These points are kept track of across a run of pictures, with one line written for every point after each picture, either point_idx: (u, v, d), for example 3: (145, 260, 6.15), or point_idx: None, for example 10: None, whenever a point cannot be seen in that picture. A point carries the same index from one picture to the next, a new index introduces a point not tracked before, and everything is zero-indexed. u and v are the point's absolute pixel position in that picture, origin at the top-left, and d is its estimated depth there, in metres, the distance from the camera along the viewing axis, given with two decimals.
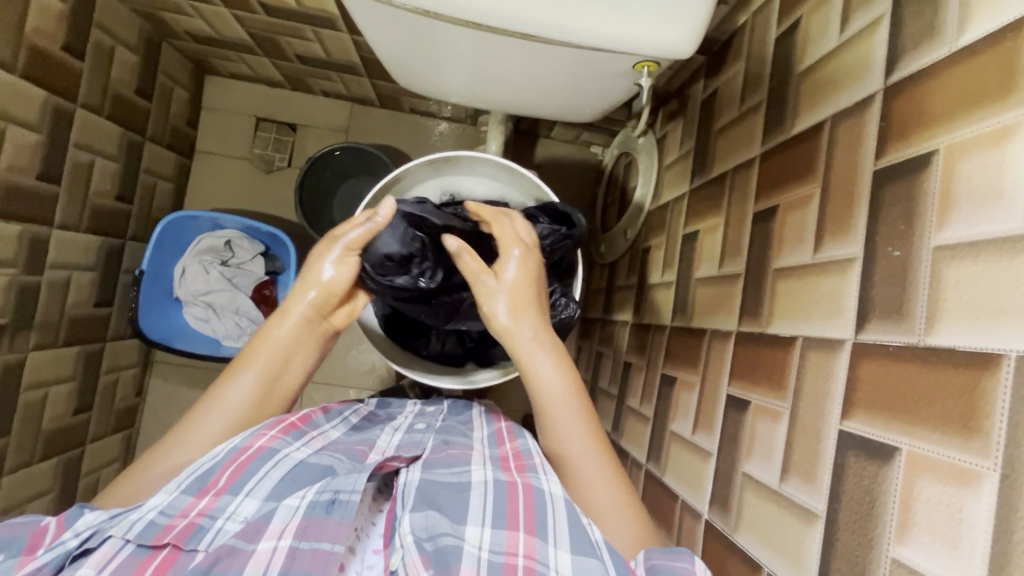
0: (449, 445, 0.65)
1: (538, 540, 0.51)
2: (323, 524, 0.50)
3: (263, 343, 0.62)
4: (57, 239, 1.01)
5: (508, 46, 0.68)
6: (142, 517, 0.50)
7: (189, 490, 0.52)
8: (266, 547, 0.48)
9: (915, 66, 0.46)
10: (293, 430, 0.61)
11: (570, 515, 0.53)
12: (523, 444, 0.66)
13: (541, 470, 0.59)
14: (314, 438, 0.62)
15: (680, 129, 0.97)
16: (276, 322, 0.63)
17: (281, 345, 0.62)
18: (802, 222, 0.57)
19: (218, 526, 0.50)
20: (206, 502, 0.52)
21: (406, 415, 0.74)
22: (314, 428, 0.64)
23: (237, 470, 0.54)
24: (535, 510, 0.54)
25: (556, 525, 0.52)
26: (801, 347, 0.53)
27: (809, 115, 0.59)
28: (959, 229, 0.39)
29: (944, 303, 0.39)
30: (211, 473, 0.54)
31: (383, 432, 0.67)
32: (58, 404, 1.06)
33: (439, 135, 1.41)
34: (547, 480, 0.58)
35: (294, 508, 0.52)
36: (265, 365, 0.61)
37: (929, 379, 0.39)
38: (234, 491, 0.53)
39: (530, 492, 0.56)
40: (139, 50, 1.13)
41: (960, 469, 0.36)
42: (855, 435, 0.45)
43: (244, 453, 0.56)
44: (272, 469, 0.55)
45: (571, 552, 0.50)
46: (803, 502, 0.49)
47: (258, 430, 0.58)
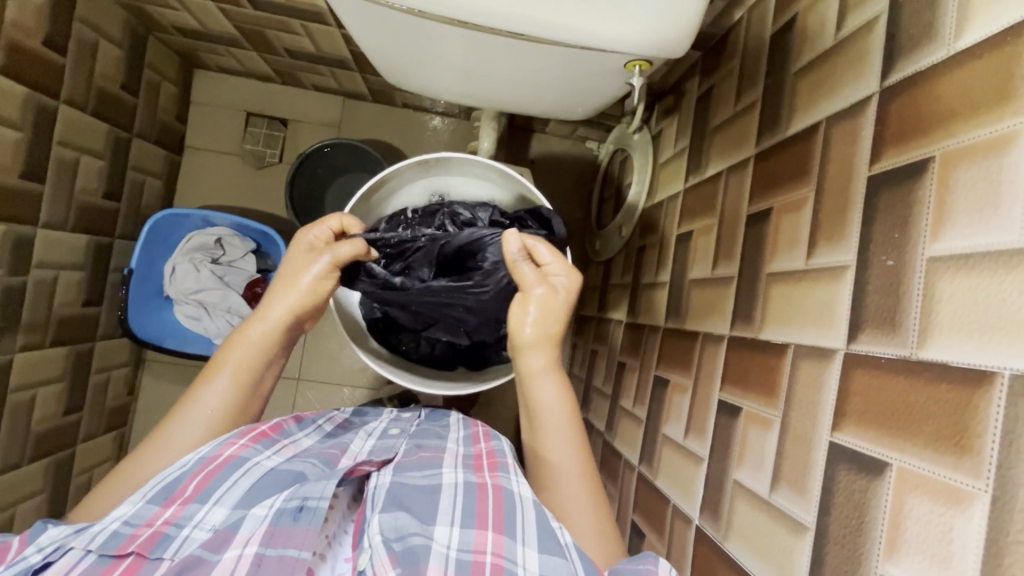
0: (422, 448, 0.65)
1: (507, 539, 0.50)
2: (290, 530, 0.49)
3: (236, 346, 0.64)
4: (43, 238, 0.99)
5: (496, 44, 0.66)
6: (105, 528, 0.49)
7: (155, 499, 0.52)
8: (231, 555, 0.48)
9: (912, 68, 0.44)
10: (264, 439, 0.60)
11: (538, 516, 0.53)
12: (498, 444, 0.66)
13: (512, 470, 0.59)
14: (286, 446, 0.61)
15: (675, 126, 0.96)
16: (251, 325, 0.65)
17: (254, 348, 0.64)
18: (795, 226, 0.56)
19: (184, 535, 0.49)
20: (172, 511, 0.51)
21: (381, 420, 0.75)
22: (286, 436, 0.63)
23: (205, 477, 0.54)
24: (505, 511, 0.53)
25: (525, 525, 0.52)
26: (793, 355, 0.52)
27: (804, 115, 0.58)
28: (954, 239, 0.38)
29: (937, 316, 0.38)
30: (179, 482, 0.53)
31: (356, 436, 0.68)
32: (48, 405, 1.05)
33: (432, 130, 1.39)
34: (517, 482, 0.57)
35: (262, 517, 0.51)
36: (239, 369, 0.63)
37: (921, 394, 0.38)
38: (201, 500, 0.52)
39: (499, 493, 0.56)
40: (125, 45, 1.11)
41: (951, 488, 0.35)
42: (845, 448, 0.44)
43: (212, 462, 0.55)
44: (241, 476, 0.55)
45: (539, 551, 0.49)
46: (793, 514, 0.49)
47: (227, 439, 0.58)
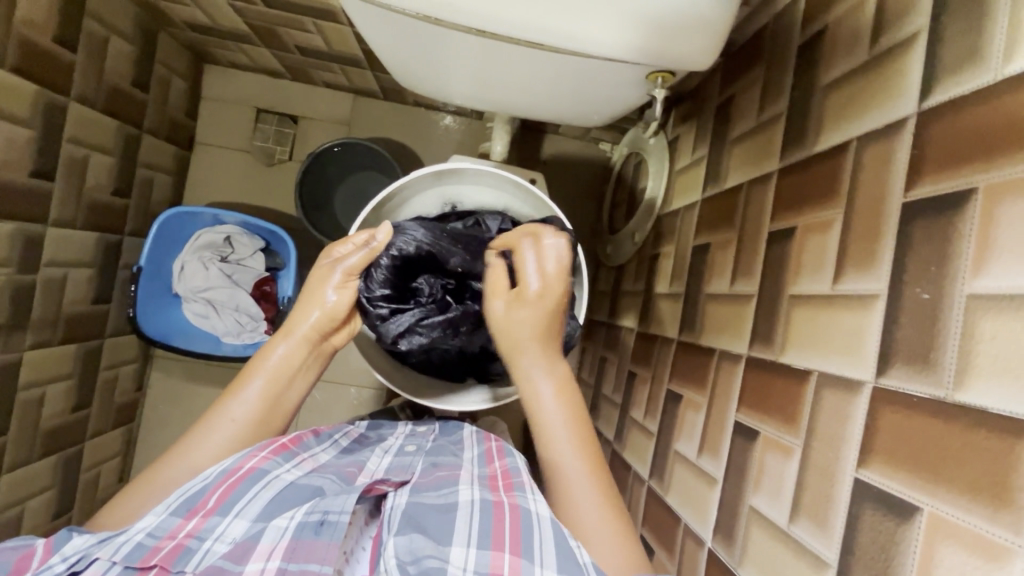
0: (438, 467, 0.64)
1: (524, 561, 0.49)
2: (311, 544, 0.49)
3: (263, 362, 0.63)
4: (52, 237, 0.99)
5: (514, 54, 0.64)
6: (130, 539, 0.49)
7: (178, 512, 0.51)
8: (253, 568, 0.47)
9: (953, 92, 0.42)
10: (284, 452, 0.60)
11: (556, 536, 0.51)
12: (512, 462, 0.65)
13: (529, 489, 0.58)
14: (305, 460, 0.61)
15: (693, 132, 0.94)
16: (279, 342, 0.64)
17: (286, 361, 0.63)
18: (821, 248, 0.54)
19: (206, 548, 0.49)
20: (194, 523, 0.51)
21: (396, 437, 0.74)
22: (306, 450, 0.63)
23: (227, 490, 0.53)
24: (521, 531, 0.52)
25: (543, 547, 0.50)
26: (816, 383, 0.51)
27: (834, 132, 0.55)
28: (998, 277, 0.36)
29: (975, 359, 0.37)
30: (202, 493, 0.53)
31: (373, 453, 0.67)
32: (57, 402, 1.05)
33: (444, 129, 1.37)
34: (534, 500, 0.56)
35: (282, 529, 0.50)
36: (271, 382, 0.62)
37: (957, 439, 0.37)
38: (223, 512, 0.52)
39: (516, 512, 0.54)
40: (136, 41, 1.10)
41: (987, 541, 0.34)
42: (871, 485, 0.43)
43: (234, 475, 0.55)
44: (261, 489, 0.54)
45: (557, 570, 0.48)
46: (813, 548, 0.47)
47: (249, 450, 0.58)
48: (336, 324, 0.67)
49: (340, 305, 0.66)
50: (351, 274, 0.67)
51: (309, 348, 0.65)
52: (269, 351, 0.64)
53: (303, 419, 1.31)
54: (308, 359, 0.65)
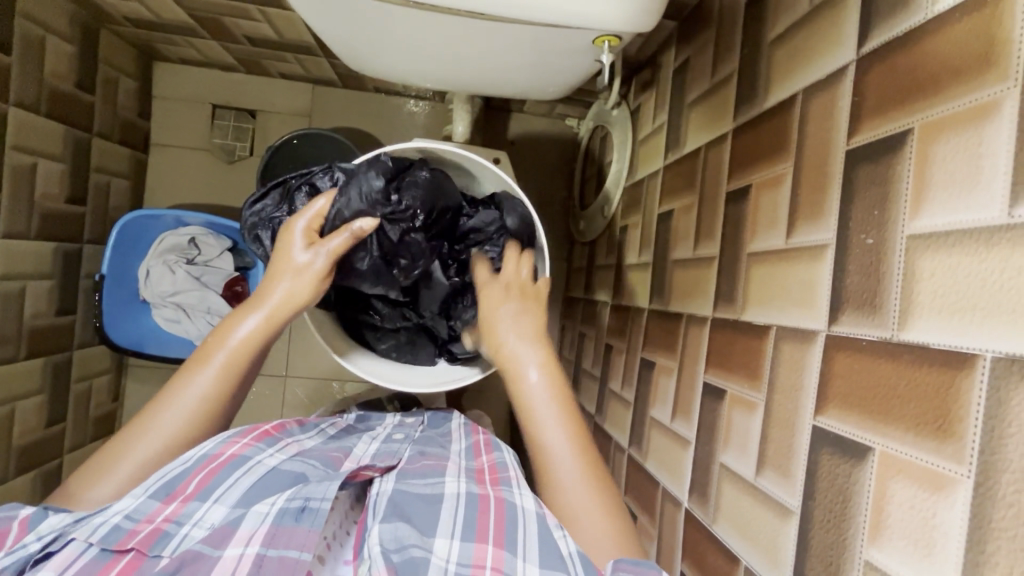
0: (426, 455, 0.64)
1: (507, 553, 0.47)
2: (291, 532, 0.48)
3: (225, 338, 0.61)
4: (5, 249, 0.96)
5: (459, 27, 0.63)
6: (107, 521, 0.48)
7: (157, 495, 0.51)
8: (231, 554, 0.46)
9: (889, 35, 0.42)
10: (267, 438, 0.62)
11: (541, 530, 0.50)
12: (501, 457, 0.65)
13: (515, 484, 0.58)
14: (289, 445, 0.62)
15: (653, 100, 0.93)
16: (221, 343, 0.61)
17: (248, 343, 0.61)
18: (774, 204, 0.54)
19: (184, 533, 0.48)
20: (173, 508, 0.50)
21: (384, 426, 0.74)
22: (288, 438, 0.64)
23: (208, 475, 0.53)
24: (506, 526, 0.51)
25: (526, 538, 0.49)
26: (776, 337, 0.51)
27: (780, 88, 0.55)
28: (935, 215, 0.36)
29: (916, 297, 0.37)
30: (181, 478, 0.52)
31: (360, 440, 0.67)
32: (29, 418, 1.03)
33: (407, 115, 1.34)
34: (520, 494, 0.55)
35: (263, 514, 0.50)
36: (229, 364, 0.60)
37: (903, 377, 0.37)
38: (203, 497, 0.51)
39: (501, 504, 0.54)
40: (76, 40, 1.06)
41: (934, 473, 0.34)
42: (828, 430, 0.43)
43: (214, 461, 0.55)
44: (241, 475, 0.54)
45: (540, 566, 0.46)
46: (778, 497, 0.48)
47: (230, 437, 0.58)
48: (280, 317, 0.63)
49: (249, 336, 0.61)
50: (233, 355, 0.60)
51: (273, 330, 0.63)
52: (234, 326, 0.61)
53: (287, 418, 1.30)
54: (267, 341, 0.63)
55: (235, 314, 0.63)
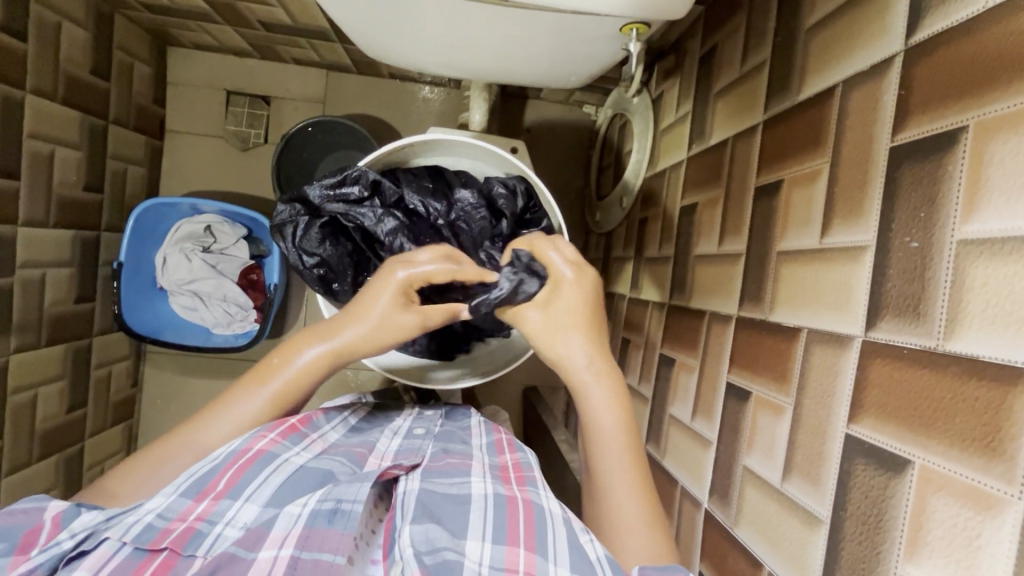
0: (449, 453, 0.63)
1: (538, 557, 0.48)
2: (324, 533, 0.48)
3: (290, 359, 0.61)
4: (25, 237, 0.96)
5: (480, 14, 0.61)
6: (139, 519, 0.48)
7: (188, 493, 0.51)
8: (266, 556, 0.46)
9: (941, 24, 0.40)
10: (292, 434, 0.59)
11: (568, 535, 0.50)
12: (524, 457, 0.65)
13: (540, 485, 0.58)
14: (314, 441, 0.61)
15: (677, 88, 0.90)
16: (287, 366, 0.61)
17: (310, 370, 0.61)
18: (807, 201, 0.52)
19: (217, 532, 0.48)
20: (205, 506, 0.50)
21: (404, 419, 0.74)
22: (314, 429, 0.63)
23: (237, 472, 0.53)
24: (536, 528, 0.51)
25: (556, 543, 0.49)
26: (806, 339, 0.50)
27: (817, 79, 0.53)
28: (988, 220, 0.34)
29: (966, 307, 0.35)
30: (211, 475, 0.53)
31: (382, 435, 0.67)
32: (51, 403, 1.05)
33: (422, 101, 1.32)
34: (546, 496, 0.56)
35: (296, 516, 0.50)
36: (288, 389, 0.61)
37: (948, 390, 0.36)
38: (233, 495, 0.51)
39: (530, 507, 0.54)
40: (90, 26, 1.05)
41: (980, 492, 0.33)
42: (863, 440, 0.42)
43: (243, 456, 0.54)
44: (270, 474, 0.54)
45: (569, 570, 0.46)
46: (806, 505, 0.47)
47: (258, 432, 0.57)
48: (336, 354, 0.62)
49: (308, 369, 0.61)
50: (291, 381, 0.61)
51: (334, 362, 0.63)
52: (299, 352, 0.62)
53: None
54: (329, 369, 0.63)
55: (305, 336, 0.63)
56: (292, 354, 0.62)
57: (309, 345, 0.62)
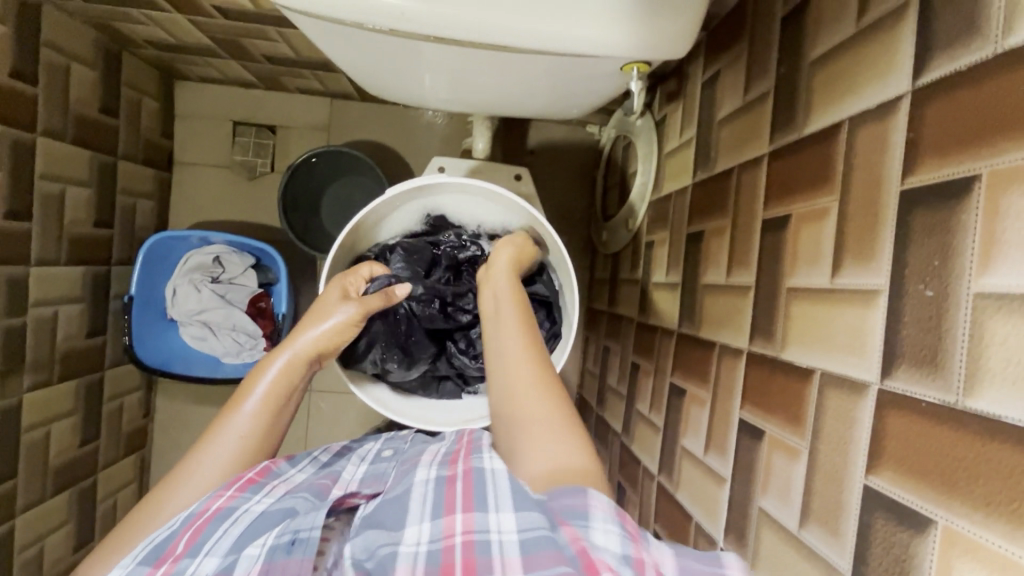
0: (407, 461, 0.65)
1: (477, 513, 0.48)
2: (284, 563, 0.47)
3: (260, 377, 0.64)
4: (37, 276, 0.98)
5: (480, 60, 0.62)
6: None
7: (146, 561, 0.49)
8: None
9: (949, 68, 0.39)
10: (251, 485, 0.58)
11: (509, 484, 0.51)
12: (480, 434, 0.68)
13: (484, 452, 0.59)
14: (276, 486, 0.60)
15: (679, 112, 0.90)
16: (258, 379, 0.64)
17: (284, 376, 0.64)
18: (817, 238, 0.51)
19: None
20: (164, 569, 0.48)
21: (375, 443, 0.75)
22: (276, 478, 0.61)
23: (195, 533, 0.51)
24: (473, 492, 0.51)
25: (496, 493, 0.50)
26: (820, 382, 0.48)
27: (824, 113, 0.52)
28: (1006, 274, 0.33)
29: (985, 362, 0.34)
30: (169, 540, 0.51)
31: (348, 463, 0.69)
32: (64, 438, 1.06)
33: (426, 126, 1.33)
34: (488, 459, 0.57)
35: (255, 555, 0.49)
36: (269, 399, 0.63)
37: (971, 448, 0.34)
38: (192, 553, 0.49)
39: (470, 477, 0.54)
40: (98, 65, 1.07)
41: (1007, 560, 0.32)
42: (881, 493, 0.41)
43: (201, 517, 0.53)
44: (230, 525, 0.52)
45: (512, 510, 0.47)
46: (825, 554, 0.46)
47: (215, 491, 0.56)
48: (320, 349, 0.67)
49: (284, 374, 0.65)
50: (279, 383, 0.64)
51: (302, 368, 0.66)
52: (265, 371, 0.64)
53: (312, 431, 1.31)
54: (302, 374, 0.66)
55: (268, 355, 0.67)
56: (262, 368, 0.65)
57: (275, 355, 0.66)
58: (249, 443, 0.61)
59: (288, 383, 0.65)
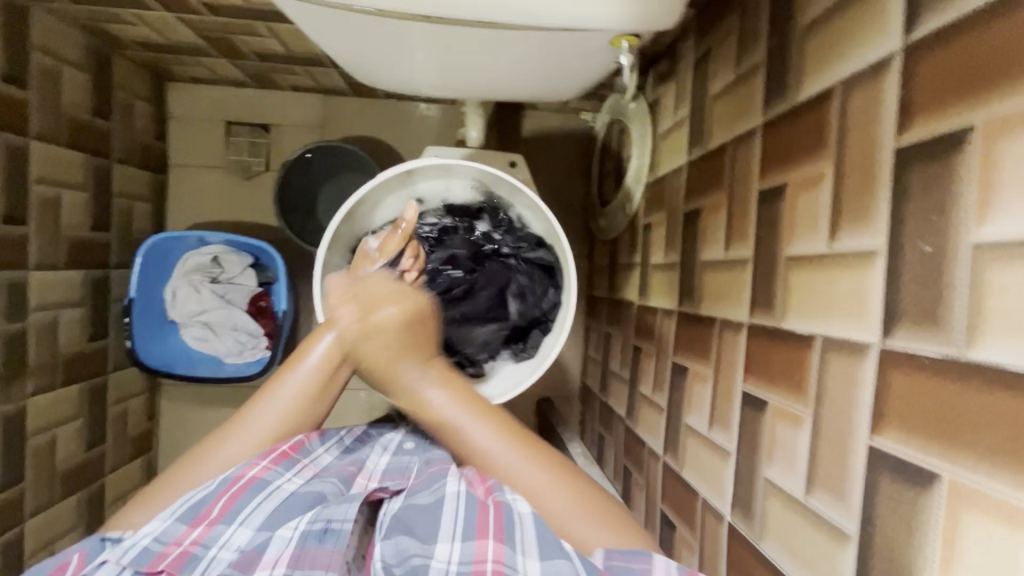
0: (432, 463, 0.65)
1: (507, 548, 0.50)
2: (315, 552, 0.50)
3: (312, 345, 0.67)
4: (36, 281, 0.97)
5: (470, 39, 0.62)
6: (137, 543, 0.51)
7: (182, 518, 0.53)
8: None
9: (940, 21, 0.39)
10: (285, 459, 0.61)
11: (541, 530, 0.51)
12: None
13: (511, 486, 0.57)
14: (307, 466, 0.62)
15: (672, 92, 0.90)
16: (309, 348, 0.67)
17: (336, 346, 0.67)
18: (813, 205, 0.51)
19: (211, 555, 0.50)
20: (199, 532, 0.52)
21: (398, 433, 0.77)
22: (307, 455, 0.64)
23: (230, 500, 0.55)
24: (504, 523, 0.52)
25: (527, 534, 0.51)
26: (821, 348, 0.48)
27: (816, 79, 0.52)
28: (1004, 222, 0.33)
29: (986, 312, 0.34)
30: (205, 503, 0.54)
31: (372, 452, 0.71)
32: (70, 443, 1.06)
33: (419, 119, 1.33)
34: (516, 497, 0.56)
35: (286, 538, 0.51)
36: (321, 366, 0.66)
37: (975, 399, 0.34)
38: (227, 521, 0.53)
39: (500, 508, 0.54)
40: (89, 68, 1.06)
41: (1013, 508, 0.31)
42: (886, 452, 0.40)
43: (236, 484, 0.56)
44: (263, 500, 0.56)
45: (540, 558, 0.49)
46: (832, 519, 0.45)
47: (250, 459, 0.59)
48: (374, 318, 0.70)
49: (336, 343, 0.67)
50: (332, 351, 0.67)
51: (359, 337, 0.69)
52: (318, 340, 0.67)
53: None
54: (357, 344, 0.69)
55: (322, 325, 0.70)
56: (313, 336, 0.68)
57: (326, 325, 0.69)
58: (297, 406, 0.64)
59: (339, 352, 0.67)
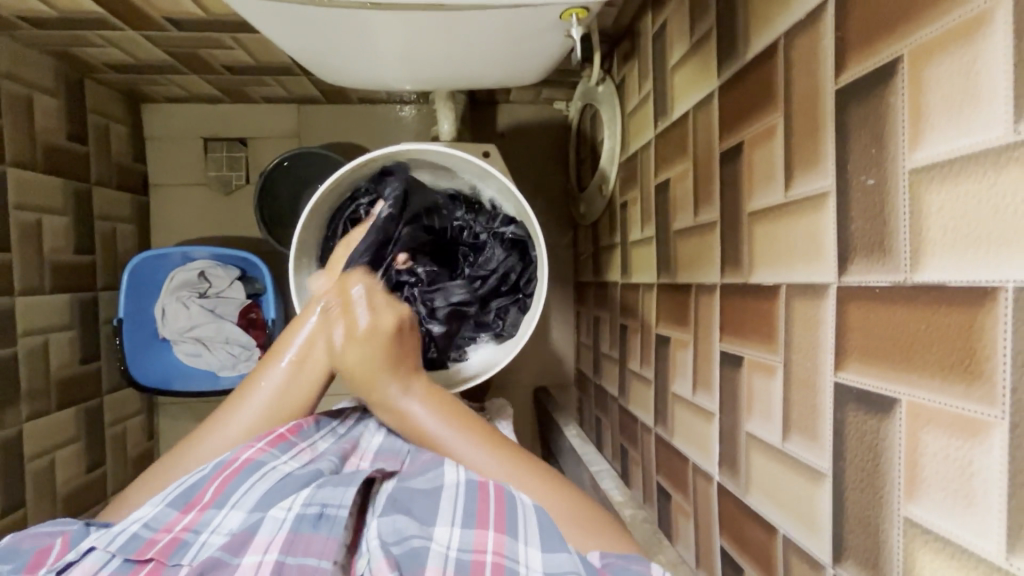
0: (427, 450, 0.68)
1: (507, 539, 0.50)
2: (309, 538, 0.50)
3: (298, 329, 0.70)
4: (23, 306, 0.98)
5: (425, 24, 0.63)
6: (125, 529, 0.51)
7: (175, 504, 0.54)
8: (250, 562, 0.47)
9: None
10: (282, 442, 0.62)
11: (540, 518, 0.52)
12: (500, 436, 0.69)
13: (515, 466, 0.61)
14: (303, 450, 0.64)
15: (636, 70, 0.91)
16: (290, 335, 0.70)
17: (314, 332, 0.70)
18: (769, 158, 0.52)
19: (202, 541, 0.50)
20: (191, 517, 0.52)
21: (390, 421, 0.78)
22: (303, 439, 0.66)
23: (222, 482, 0.56)
24: (509, 504, 0.54)
25: (528, 522, 0.52)
26: (786, 296, 0.49)
27: (763, 34, 0.53)
28: (936, 144, 0.34)
29: (927, 233, 0.35)
30: (199, 486, 0.55)
31: (365, 435, 0.73)
32: (68, 466, 1.06)
33: (394, 121, 1.34)
34: (520, 481, 0.58)
35: (280, 521, 0.51)
36: (302, 349, 0.69)
37: (923, 320, 0.35)
38: (219, 504, 0.54)
39: (505, 486, 0.57)
40: (61, 93, 1.07)
41: (967, 419, 0.32)
42: (852, 386, 0.41)
43: (230, 466, 0.58)
44: (257, 480, 0.56)
45: (541, 549, 0.49)
46: (809, 461, 0.46)
47: (245, 443, 0.61)
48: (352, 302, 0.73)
49: (322, 326, 0.71)
50: (310, 338, 0.69)
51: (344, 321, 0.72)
52: (300, 325, 0.70)
53: None
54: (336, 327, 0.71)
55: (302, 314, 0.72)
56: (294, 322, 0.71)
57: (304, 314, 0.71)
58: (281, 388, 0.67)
59: (319, 338, 0.70)
